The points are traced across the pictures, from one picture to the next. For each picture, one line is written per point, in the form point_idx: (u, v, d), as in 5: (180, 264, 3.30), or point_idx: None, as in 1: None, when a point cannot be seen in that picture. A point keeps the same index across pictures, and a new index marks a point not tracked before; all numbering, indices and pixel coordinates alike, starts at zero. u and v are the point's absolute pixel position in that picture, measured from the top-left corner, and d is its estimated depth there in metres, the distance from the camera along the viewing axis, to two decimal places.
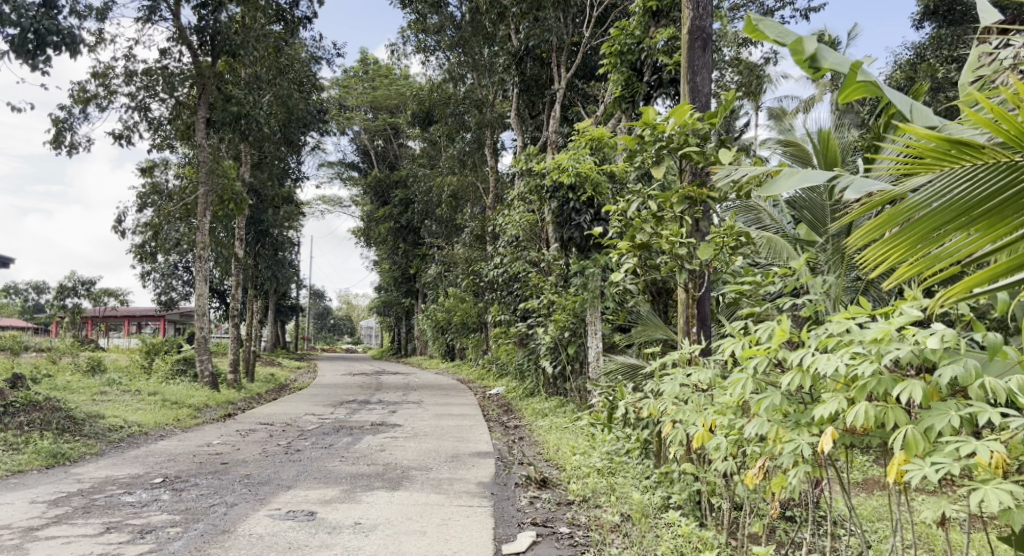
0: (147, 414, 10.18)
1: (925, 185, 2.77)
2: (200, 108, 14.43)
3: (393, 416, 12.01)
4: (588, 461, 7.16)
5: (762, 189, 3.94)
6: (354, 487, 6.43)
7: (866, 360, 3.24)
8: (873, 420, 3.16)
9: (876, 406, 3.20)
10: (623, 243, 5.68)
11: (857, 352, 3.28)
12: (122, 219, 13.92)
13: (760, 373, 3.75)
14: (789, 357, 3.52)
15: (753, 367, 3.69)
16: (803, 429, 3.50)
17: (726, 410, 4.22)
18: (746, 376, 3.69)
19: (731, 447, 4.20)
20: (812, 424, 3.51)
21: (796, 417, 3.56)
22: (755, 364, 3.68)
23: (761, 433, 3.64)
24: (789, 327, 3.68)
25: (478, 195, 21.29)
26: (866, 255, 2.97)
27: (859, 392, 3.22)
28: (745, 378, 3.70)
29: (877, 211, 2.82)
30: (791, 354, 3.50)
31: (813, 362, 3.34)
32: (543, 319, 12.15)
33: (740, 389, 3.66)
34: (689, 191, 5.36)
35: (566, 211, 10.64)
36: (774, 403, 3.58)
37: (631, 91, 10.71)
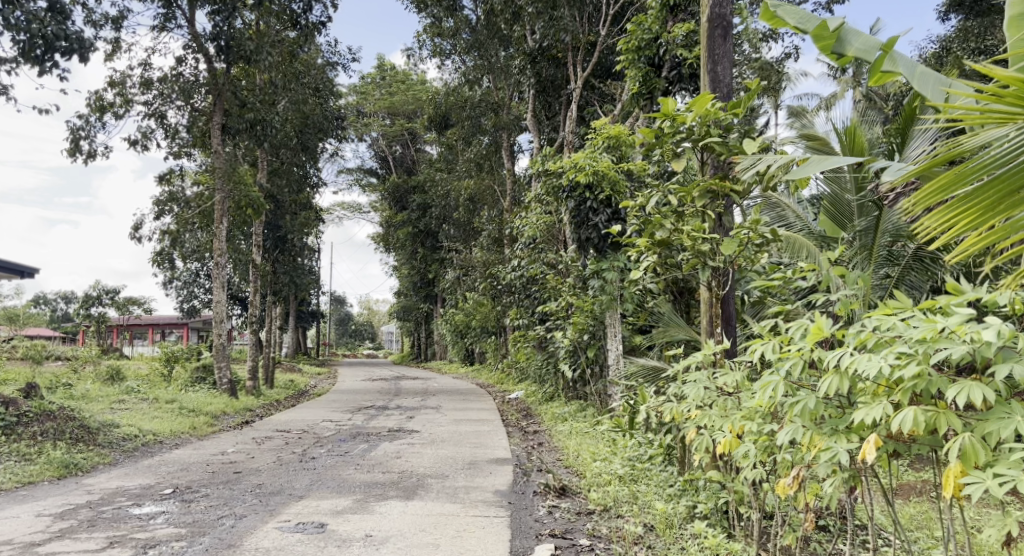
0: (163, 422, 10.08)
1: (993, 144, 2.92)
2: (215, 114, 14.35)
3: (411, 421, 11.84)
4: (609, 468, 6.94)
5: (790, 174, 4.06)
6: (368, 497, 6.25)
7: (913, 361, 2.99)
8: (924, 426, 2.94)
9: (927, 412, 2.96)
10: (642, 240, 5.45)
11: (902, 352, 3.03)
12: (139, 227, 13.89)
13: (791, 376, 3.50)
14: (825, 358, 3.28)
15: (784, 368, 3.45)
16: (840, 436, 3.26)
17: (755, 415, 3.99)
18: (777, 378, 3.45)
19: (760, 454, 3.95)
20: (851, 431, 3.27)
21: (832, 422, 3.32)
22: (786, 365, 3.43)
23: (794, 440, 3.41)
24: (824, 325, 3.44)
25: (495, 198, 21.12)
26: (928, 217, 3.10)
27: (905, 396, 2.99)
28: (776, 381, 3.46)
29: (948, 171, 2.94)
30: (826, 355, 3.26)
31: (854, 364, 3.10)
32: (562, 322, 11.94)
33: (771, 393, 3.42)
34: (711, 184, 5.16)
35: (583, 211, 10.37)
36: (808, 408, 3.33)
37: (649, 87, 10.48)
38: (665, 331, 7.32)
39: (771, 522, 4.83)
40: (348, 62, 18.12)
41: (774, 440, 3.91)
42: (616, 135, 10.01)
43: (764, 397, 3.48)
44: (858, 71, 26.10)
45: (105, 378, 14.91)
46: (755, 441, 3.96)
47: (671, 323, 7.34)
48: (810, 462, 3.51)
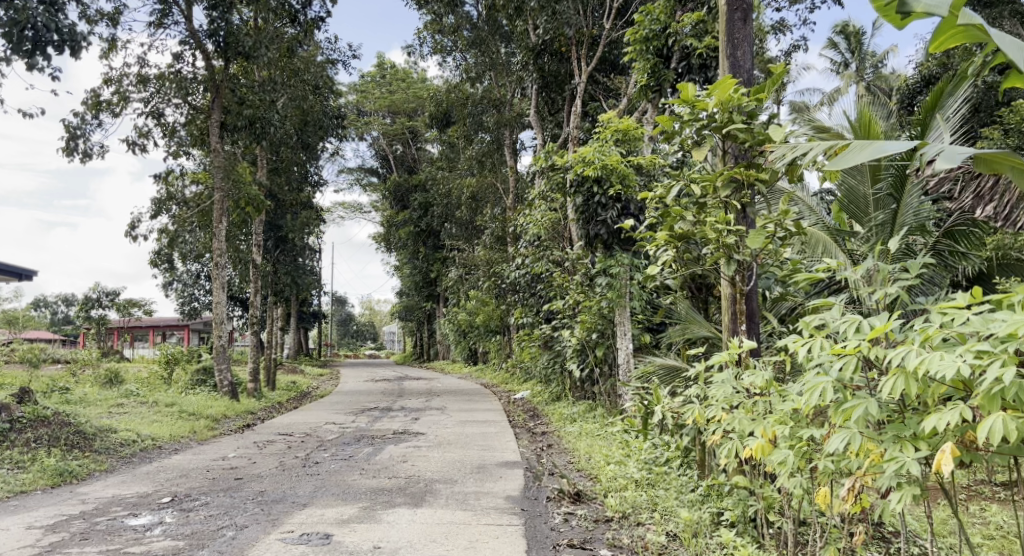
0: (161, 427, 9.82)
1: None
2: (214, 111, 14.08)
3: (416, 423, 11.57)
4: (625, 472, 6.66)
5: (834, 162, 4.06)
6: (374, 505, 5.98)
7: (995, 359, 2.89)
8: (1014, 433, 2.86)
9: (1015, 419, 2.88)
10: (661, 234, 5.20)
11: (980, 350, 2.93)
12: (136, 227, 13.63)
13: (841, 377, 3.33)
14: (886, 357, 3.13)
15: (835, 369, 3.28)
16: (906, 444, 3.15)
17: (791, 419, 3.76)
18: (829, 380, 3.29)
19: (798, 461, 3.73)
20: (918, 438, 3.17)
21: (895, 429, 3.21)
22: (838, 366, 3.26)
23: (850, 447, 3.26)
24: (876, 321, 3.28)
25: (498, 196, 20.84)
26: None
27: (988, 400, 2.91)
28: (828, 383, 3.29)
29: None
30: (889, 354, 3.11)
31: (926, 365, 2.97)
32: (569, 320, 11.69)
33: (826, 396, 3.25)
34: (735, 173, 4.90)
35: (592, 206, 9.99)
36: (870, 413, 3.18)
37: (658, 79, 10.19)
38: (684, 328, 7.02)
39: (805, 528, 4.62)
40: (348, 60, 17.88)
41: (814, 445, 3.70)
42: (624, 129, 9.81)
43: (814, 400, 3.31)
44: (861, 66, 25.83)
45: (103, 381, 14.64)
46: (792, 446, 3.75)
47: (689, 318, 7.04)
48: (863, 472, 3.39)
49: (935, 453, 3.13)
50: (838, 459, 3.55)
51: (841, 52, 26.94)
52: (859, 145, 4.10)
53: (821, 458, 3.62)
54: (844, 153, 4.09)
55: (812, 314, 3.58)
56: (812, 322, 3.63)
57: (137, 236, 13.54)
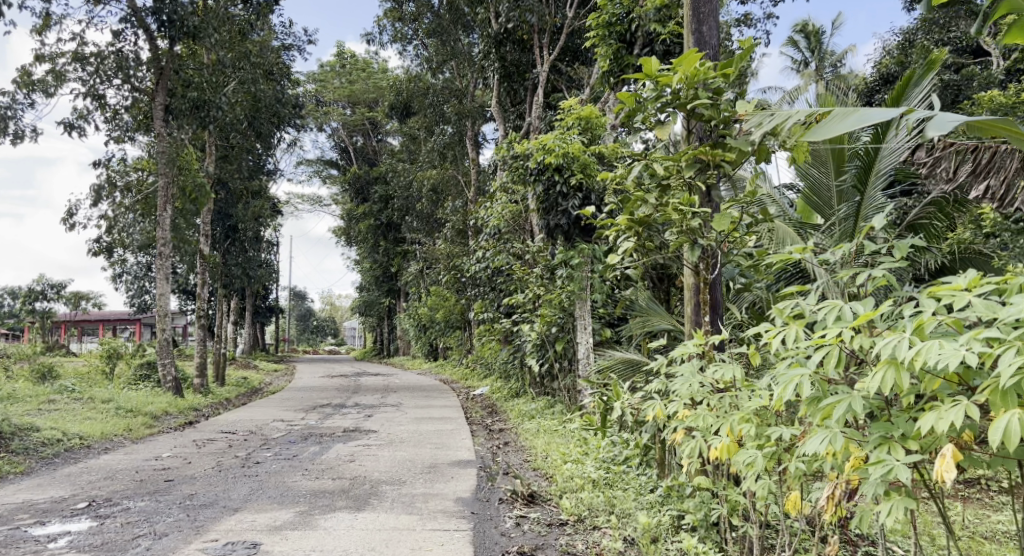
0: (93, 424, 9.25)
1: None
2: (158, 94, 13.40)
3: (368, 420, 11.13)
4: (582, 471, 6.32)
5: (818, 131, 4.06)
6: (312, 509, 5.55)
7: (1002, 348, 2.65)
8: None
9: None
10: (621, 219, 4.81)
11: (986, 339, 2.68)
12: (74, 213, 12.94)
13: (820, 370, 3.03)
14: (877, 345, 2.85)
15: (813, 362, 2.98)
16: (897, 446, 2.88)
17: (759, 417, 3.43)
18: (807, 373, 2.99)
19: (766, 463, 3.40)
20: (908, 439, 2.90)
21: (881, 429, 2.94)
22: (816, 358, 2.96)
23: (830, 449, 2.96)
24: (862, 307, 2.99)
25: (459, 189, 20.39)
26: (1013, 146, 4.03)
27: (995, 395, 2.66)
28: (805, 377, 2.99)
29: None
30: (880, 343, 2.83)
31: (921, 356, 2.70)
32: (529, 315, 11.34)
33: (803, 391, 2.95)
34: (700, 153, 4.53)
35: (552, 194, 9.65)
36: (856, 409, 2.89)
37: (621, 66, 9.90)
38: (644, 320, 6.69)
39: (770, 534, 4.30)
40: (304, 46, 17.32)
41: (783, 445, 3.38)
42: (586, 115, 9.51)
43: (789, 395, 3.00)
44: (821, 64, 25.87)
45: (37, 376, 13.92)
46: (759, 446, 3.42)
47: (650, 311, 6.72)
48: (844, 478, 3.10)
49: (926, 455, 2.87)
50: (814, 462, 3.23)
51: (801, 50, 26.95)
52: (841, 115, 4.08)
53: (791, 460, 3.30)
54: (830, 122, 4.07)
55: (785, 302, 3.25)
56: (787, 310, 3.30)
57: (75, 224, 12.86)
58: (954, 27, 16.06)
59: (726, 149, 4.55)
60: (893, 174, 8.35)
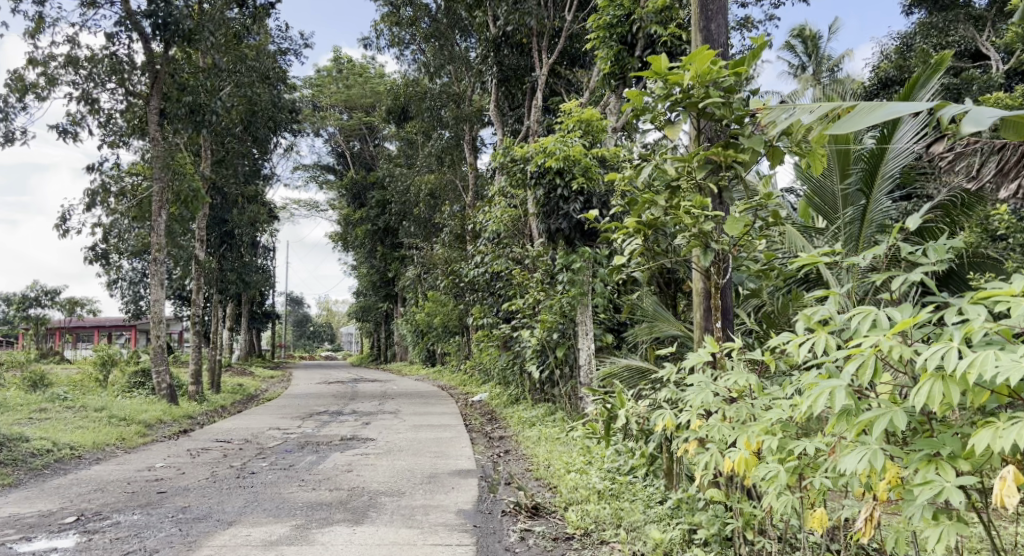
0: (85, 433, 9.07)
1: None
2: (152, 98, 13.21)
3: (366, 428, 10.94)
4: (587, 481, 6.16)
5: (846, 128, 3.87)
6: (309, 522, 5.38)
7: None
8: None
9: None
10: (629, 221, 4.62)
11: None
12: (67, 219, 12.74)
13: (855, 380, 2.91)
14: (922, 357, 2.77)
15: (848, 372, 2.86)
16: (949, 468, 2.84)
17: (781, 429, 3.29)
18: (842, 384, 2.87)
19: (789, 477, 3.25)
20: (958, 459, 2.86)
21: (928, 447, 2.92)
22: (851, 369, 2.84)
23: (872, 467, 2.89)
24: (901, 315, 2.89)
25: (457, 193, 20.24)
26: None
27: None
28: (840, 388, 2.87)
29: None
30: (925, 354, 2.76)
31: (976, 368, 2.64)
32: (529, 320, 11.16)
33: (839, 403, 2.83)
34: (712, 152, 4.37)
35: (553, 199, 9.49)
36: (898, 424, 2.79)
37: (622, 68, 9.73)
38: (651, 326, 6.53)
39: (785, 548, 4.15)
40: (300, 49, 17.15)
41: (807, 458, 3.23)
42: (587, 118, 9.37)
43: (823, 407, 2.88)
44: (818, 69, 25.78)
45: (29, 384, 13.70)
46: (780, 460, 3.27)
47: (658, 317, 6.56)
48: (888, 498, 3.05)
49: (977, 475, 2.83)
50: (843, 476, 3.11)
51: (798, 55, 26.86)
52: (867, 109, 3.91)
53: (817, 473, 3.18)
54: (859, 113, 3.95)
55: (814, 308, 3.12)
56: (814, 317, 3.18)
57: (68, 230, 12.67)
58: (953, 30, 15.98)
59: (739, 150, 4.38)
60: (898, 175, 8.21)
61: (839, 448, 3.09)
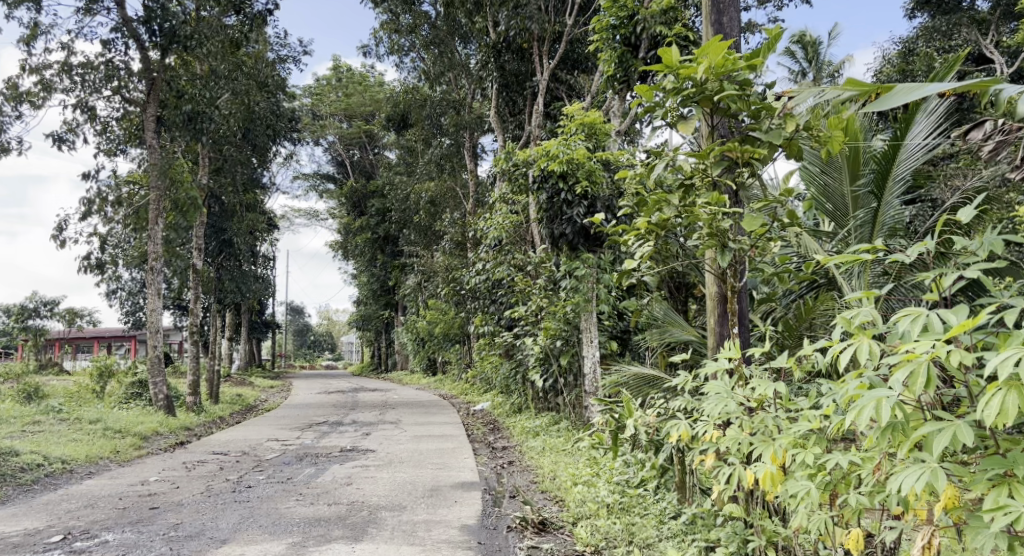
0: (78, 446, 8.83)
1: None
2: (149, 105, 13.00)
3: (366, 439, 10.71)
4: (595, 494, 5.93)
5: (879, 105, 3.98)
6: (305, 540, 5.14)
7: None
8: None
9: None
10: (639, 223, 4.37)
11: None
12: (62, 228, 12.53)
13: (905, 391, 2.70)
14: (987, 365, 2.61)
15: (897, 382, 2.66)
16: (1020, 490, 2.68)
17: (812, 442, 3.08)
18: (892, 395, 2.66)
19: (821, 494, 3.04)
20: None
21: (998, 466, 2.76)
22: (902, 377, 2.64)
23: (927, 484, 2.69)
24: (958, 318, 2.71)
25: (457, 201, 20.03)
26: None
27: None
28: (888, 399, 2.66)
29: None
30: (991, 362, 2.59)
31: None
32: (532, 328, 10.94)
33: (890, 416, 2.62)
34: (727, 149, 4.13)
35: (557, 203, 9.26)
36: (961, 439, 2.60)
37: (625, 70, 9.50)
38: (663, 332, 6.31)
39: None
40: (299, 57, 16.99)
41: (840, 474, 3.03)
42: (591, 121, 9.17)
43: (869, 420, 2.67)
44: (819, 75, 25.64)
45: (23, 397, 13.46)
46: (810, 475, 3.06)
47: (669, 321, 6.34)
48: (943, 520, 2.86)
49: None
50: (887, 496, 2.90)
51: (798, 61, 26.68)
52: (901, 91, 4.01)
53: (854, 492, 2.97)
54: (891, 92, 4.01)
55: (855, 311, 2.92)
56: (855, 322, 2.96)
57: (64, 239, 12.45)
58: (956, 35, 15.70)
59: (757, 145, 4.14)
60: (909, 178, 8.06)
61: (886, 465, 2.89)
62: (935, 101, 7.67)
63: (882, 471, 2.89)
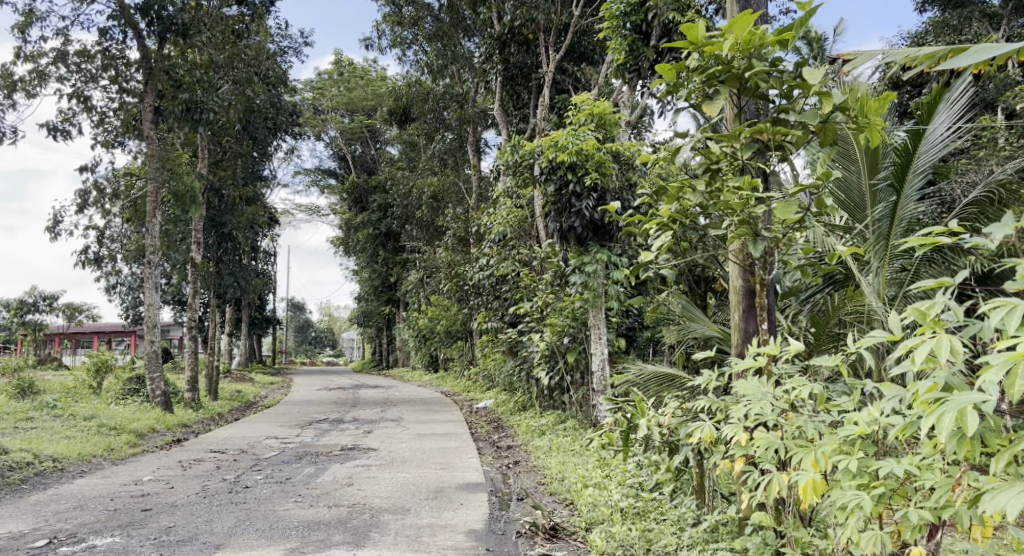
0: (71, 444, 8.57)
1: None
2: (146, 95, 12.65)
3: (368, 437, 10.45)
4: (607, 498, 5.67)
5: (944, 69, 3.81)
6: (304, 546, 4.88)
7: None
8: None
9: None
10: (662, 210, 4.11)
11: None
12: (58, 221, 12.25)
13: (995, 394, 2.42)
14: None
15: (990, 384, 2.38)
16: None
17: (864, 449, 2.79)
18: (983, 399, 2.38)
19: (875, 506, 2.76)
20: None
21: None
22: (995, 379, 2.36)
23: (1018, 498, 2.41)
24: None
25: (460, 197, 19.73)
26: None
27: None
28: (977, 403, 2.38)
29: None
30: None
31: None
32: (537, 324, 10.66)
33: (982, 422, 2.33)
34: (759, 130, 3.85)
35: (565, 195, 8.93)
36: None
37: (636, 58, 9.19)
38: (683, 328, 6.05)
39: None
40: (300, 48, 16.69)
41: (896, 485, 2.77)
42: (601, 111, 8.89)
43: (954, 427, 2.38)
44: None
45: (18, 392, 13.22)
46: (861, 485, 2.78)
47: (687, 316, 6.08)
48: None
49: None
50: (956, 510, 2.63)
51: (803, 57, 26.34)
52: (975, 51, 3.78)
53: (916, 506, 2.69)
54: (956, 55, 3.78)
55: (931, 301, 2.64)
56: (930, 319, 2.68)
57: (59, 232, 12.17)
58: (967, 29, 15.34)
59: (789, 126, 3.86)
60: (930, 172, 7.70)
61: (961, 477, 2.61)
62: (962, 87, 7.37)
63: (957, 484, 2.62)
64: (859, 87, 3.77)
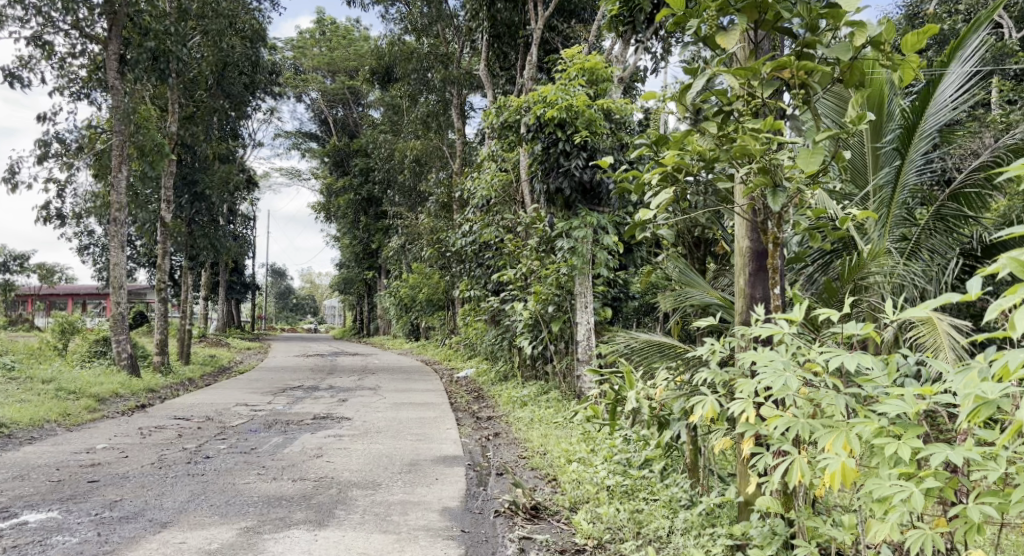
0: (23, 408, 8.05)
1: None
2: (111, 43, 11.86)
3: (342, 406, 10.00)
4: (592, 475, 5.26)
5: None
6: (261, 525, 4.43)
7: None
8: None
9: None
10: (665, 160, 3.64)
11: None
12: (17, 173, 11.55)
13: None
14: None
15: None
16: None
17: (913, 433, 2.41)
18: None
19: (924, 502, 2.38)
20: None
21: None
22: None
23: None
24: None
25: (444, 161, 19.10)
26: None
27: None
28: None
29: None
30: None
31: None
32: (520, 292, 10.20)
33: None
34: (782, 64, 3.39)
35: (553, 154, 8.44)
36: None
37: (632, 8, 8.62)
38: (681, 295, 5.63)
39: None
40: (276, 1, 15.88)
41: (949, 476, 2.38)
42: (592, 66, 8.39)
43: None
44: None
45: None
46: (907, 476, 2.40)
47: (686, 283, 5.67)
48: None
49: None
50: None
51: None
52: None
53: (977, 502, 2.32)
54: None
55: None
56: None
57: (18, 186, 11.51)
58: None
59: (814, 62, 3.42)
60: (937, 135, 7.12)
61: None
62: (976, 44, 6.79)
63: None
64: (894, 18, 3.34)
